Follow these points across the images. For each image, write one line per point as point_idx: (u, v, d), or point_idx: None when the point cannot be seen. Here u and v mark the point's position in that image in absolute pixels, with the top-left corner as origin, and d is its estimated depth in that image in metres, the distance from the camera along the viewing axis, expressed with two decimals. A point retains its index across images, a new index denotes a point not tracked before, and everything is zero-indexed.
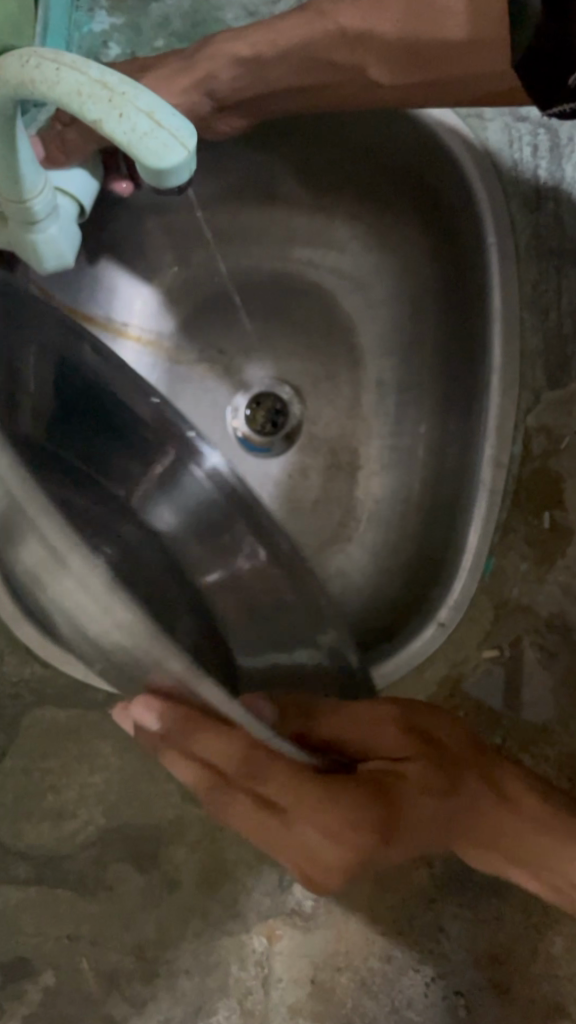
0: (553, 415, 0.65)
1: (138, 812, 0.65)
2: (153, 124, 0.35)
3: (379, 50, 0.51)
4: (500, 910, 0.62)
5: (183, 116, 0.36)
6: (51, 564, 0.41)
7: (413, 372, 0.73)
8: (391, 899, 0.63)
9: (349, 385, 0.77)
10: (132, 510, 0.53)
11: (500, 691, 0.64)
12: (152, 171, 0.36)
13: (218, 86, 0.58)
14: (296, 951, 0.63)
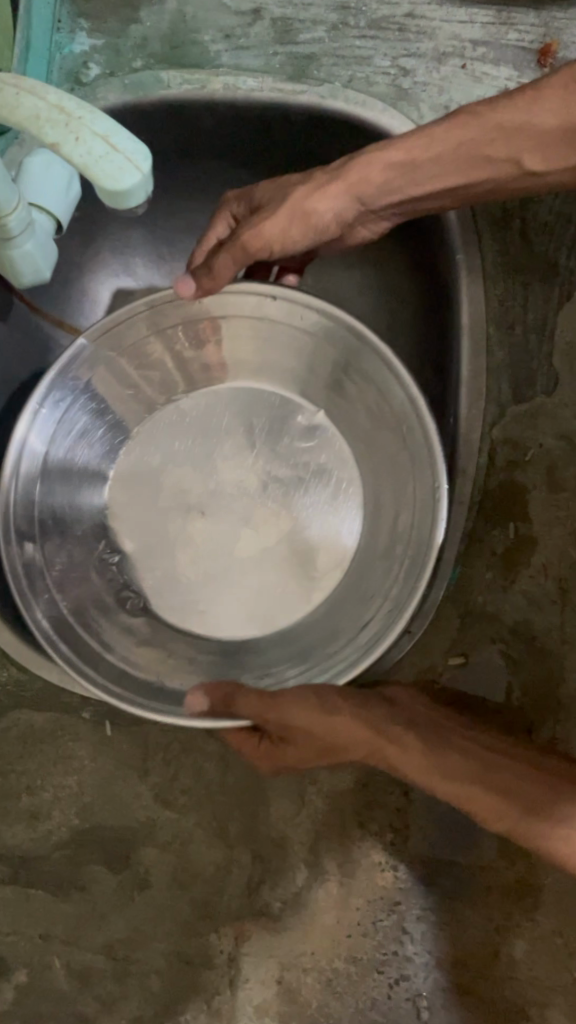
0: (519, 427, 0.67)
1: (111, 813, 0.65)
2: (109, 148, 0.37)
3: (535, 141, 0.45)
4: (465, 914, 0.64)
5: (139, 139, 0.38)
6: (150, 551, 0.60)
7: None
8: (358, 901, 0.64)
9: None
10: (209, 496, 0.60)
11: (465, 696, 0.66)
12: (110, 194, 0.38)
13: (366, 193, 0.50)
14: (263, 952, 0.64)
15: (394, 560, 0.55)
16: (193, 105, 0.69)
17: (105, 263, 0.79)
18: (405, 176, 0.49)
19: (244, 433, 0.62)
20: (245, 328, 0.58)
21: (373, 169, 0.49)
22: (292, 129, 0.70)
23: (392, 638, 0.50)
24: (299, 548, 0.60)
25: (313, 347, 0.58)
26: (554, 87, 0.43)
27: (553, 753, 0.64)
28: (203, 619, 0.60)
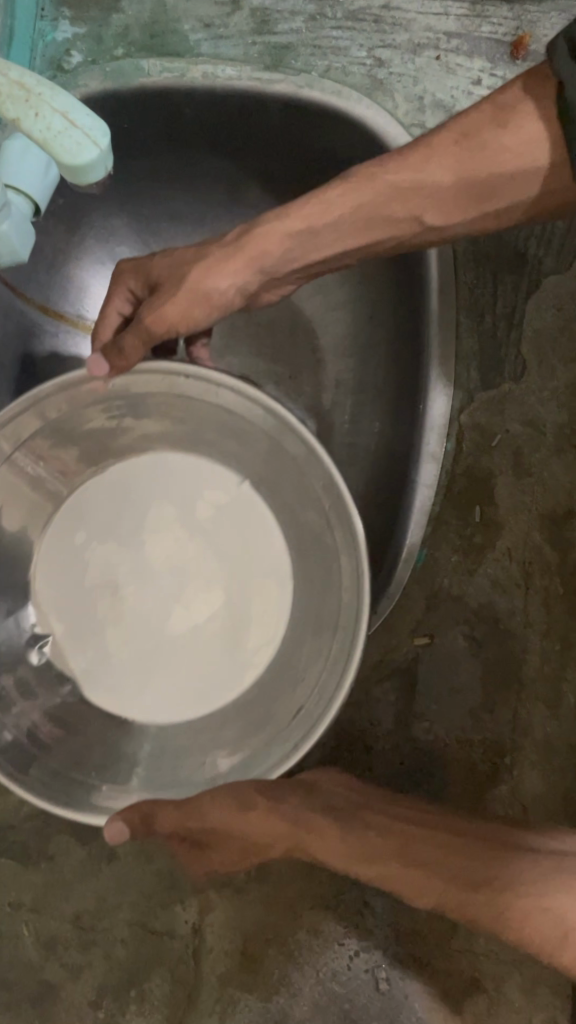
0: (486, 413, 0.68)
1: None
2: (67, 123, 0.38)
3: (432, 200, 0.47)
4: None
5: (96, 113, 0.39)
6: (82, 633, 0.59)
7: (369, 372, 0.71)
8: (321, 875, 0.65)
9: (311, 384, 0.74)
10: (143, 580, 0.61)
11: (428, 679, 0.66)
12: (69, 168, 0.39)
13: (268, 262, 0.50)
14: (227, 922, 0.65)
15: (320, 648, 0.53)
16: (172, 92, 0.70)
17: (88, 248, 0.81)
18: (306, 243, 0.50)
19: (174, 508, 0.61)
20: (161, 407, 0.56)
21: (273, 239, 0.49)
22: (270, 117, 0.72)
23: (309, 744, 0.48)
24: (231, 622, 0.60)
25: (239, 429, 0.55)
26: (442, 143, 0.46)
27: (514, 733, 0.65)
28: (136, 705, 0.59)
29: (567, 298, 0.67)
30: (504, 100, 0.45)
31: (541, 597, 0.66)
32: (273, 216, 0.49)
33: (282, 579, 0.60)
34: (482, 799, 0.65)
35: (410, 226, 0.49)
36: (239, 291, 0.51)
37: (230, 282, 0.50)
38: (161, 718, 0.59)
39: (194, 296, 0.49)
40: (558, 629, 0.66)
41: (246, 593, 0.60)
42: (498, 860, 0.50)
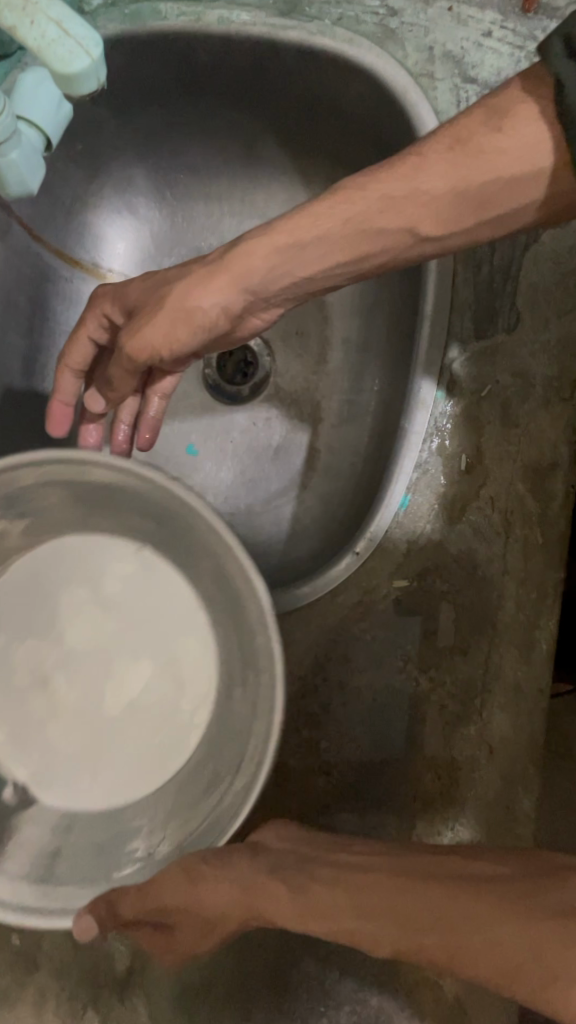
0: (477, 364, 0.69)
1: (62, 795, 0.72)
2: (61, 33, 0.41)
3: (427, 204, 0.51)
4: (389, 822, 0.66)
5: (89, 25, 0.42)
6: (33, 728, 0.73)
7: (375, 334, 0.92)
8: (289, 804, 0.67)
9: (315, 342, 0.97)
10: (83, 671, 0.75)
11: (405, 621, 0.68)
12: (62, 76, 0.42)
13: (251, 279, 0.57)
14: None
15: (244, 702, 0.64)
16: (188, 36, 0.73)
17: (110, 205, 0.90)
18: (289, 259, 0.56)
19: (93, 597, 0.76)
20: (69, 498, 0.69)
21: (257, 256, 0.56)
22: (282, 62, 0.74)
23: (242, 811, 0.55)
24: (166, 679, 0.74)
25: (135, 502, 0.67)
26: (437, 154, 0.50)
27: (486, 675, 0.67)
28: (93, 785, 0.72)
29: (565, 252, 0.68)
30: (500, 102, 0.49)
31: (520, 546, 0.67)
32: (260, 234, 0.56)
33: (194, 639, 0.75)
34: (450, 738, 0.66)
35: (404, 235, 0.54)
36: (222, 310, 0.59)
37: (213, 300, 0.58)
38: (117, 792, 0.72)
39: (176, 315, 0.59)
40: (535, 578, 0.67)
41: (174, 653, 0.75)
42: (447, 899, 0.47)
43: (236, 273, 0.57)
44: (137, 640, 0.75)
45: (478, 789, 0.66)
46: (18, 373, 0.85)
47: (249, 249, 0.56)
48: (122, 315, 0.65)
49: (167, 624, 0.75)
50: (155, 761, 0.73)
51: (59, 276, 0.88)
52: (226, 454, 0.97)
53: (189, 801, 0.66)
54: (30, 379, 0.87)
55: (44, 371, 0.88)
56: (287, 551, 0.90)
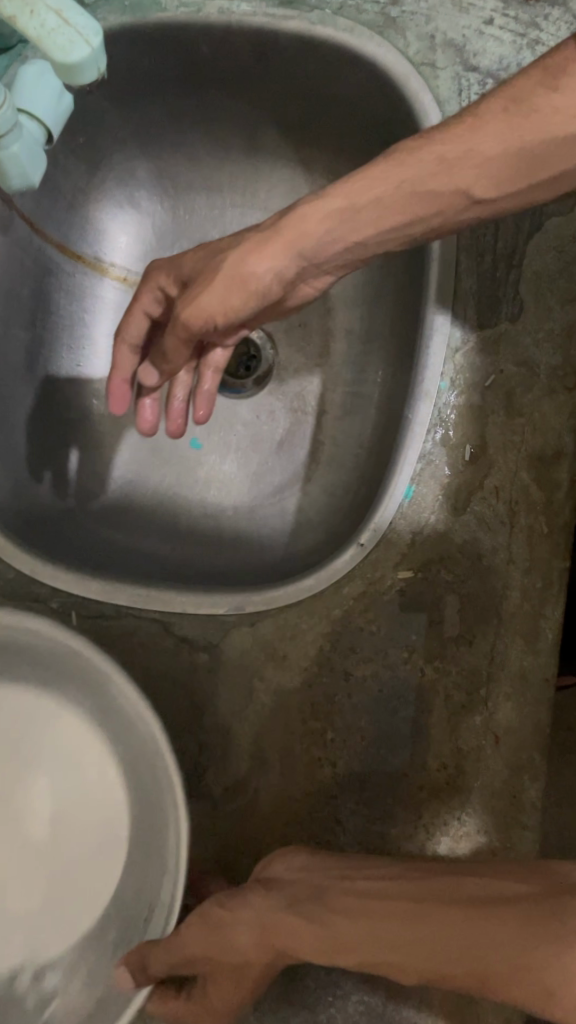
0: (481, 354, 0.68)
1: (55, 942, 0.68)
2: (61, 21, 0.41)
3: (482, 166, 0.54)
4: (395, 811, 0.66)
5: (89, 13, 0.42)
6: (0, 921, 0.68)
7: (379, 324, 0.92)
8: (296, 793, 0.67)
9: (318, 333, 0.97)
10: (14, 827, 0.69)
11: (410, 611, 0.68)
12: (62, 66, 0.42)
13: (306, 245, 0.59)
14: (205, 833, 0.68)
15: (152, 764, 0.64)
16: (188, 27, 0.73)
17: (111, 197, 0.90)
18: (343, 223, 0.58)
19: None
20: None
21: (312, 220, 0.58)
22: (283, 51, 0.74)
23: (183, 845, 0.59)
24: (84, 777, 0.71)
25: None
26: (491, 114, 0.52)
27: (491, 665, 0.67)
28: (76, 914, 0.69)
29: (568, 239, 0.68)
30: (557, 60, 0.50)
31: (525, 535, 0.67)
32: (313, 201, 0.58)
33: (70, 723, 0.71)
34: (456, 727, 0.66)
35: (459, 197, 0.56)
36: (275, 275, 0.60)
37: (267, 265, 0.59)
38: (99, 897, 0.69)
39: (231, 280, 0.60)
40: (540, 567, 0.67)
41: (63, 751, 0.71)
42: (469, 924, 0.47)
43: (293, 240, 0.59)
44: (29, 760, 0.71)
45: (485, 777, 0.66)
46: (20, 366, 0.86)
47: (305, 212, 0.58)
48: (176, 286, 0.67)
49: (43, 734, 0.71)
50: (110, 845, 0.70)
51: (62, 269, 0.89)
52: (230, 446, 0.96)
53: (127, 881, 0.69)
54: (32, 372, 0.87)
55: (46, 364, 0.89)
56: (292, 543, 0.90)
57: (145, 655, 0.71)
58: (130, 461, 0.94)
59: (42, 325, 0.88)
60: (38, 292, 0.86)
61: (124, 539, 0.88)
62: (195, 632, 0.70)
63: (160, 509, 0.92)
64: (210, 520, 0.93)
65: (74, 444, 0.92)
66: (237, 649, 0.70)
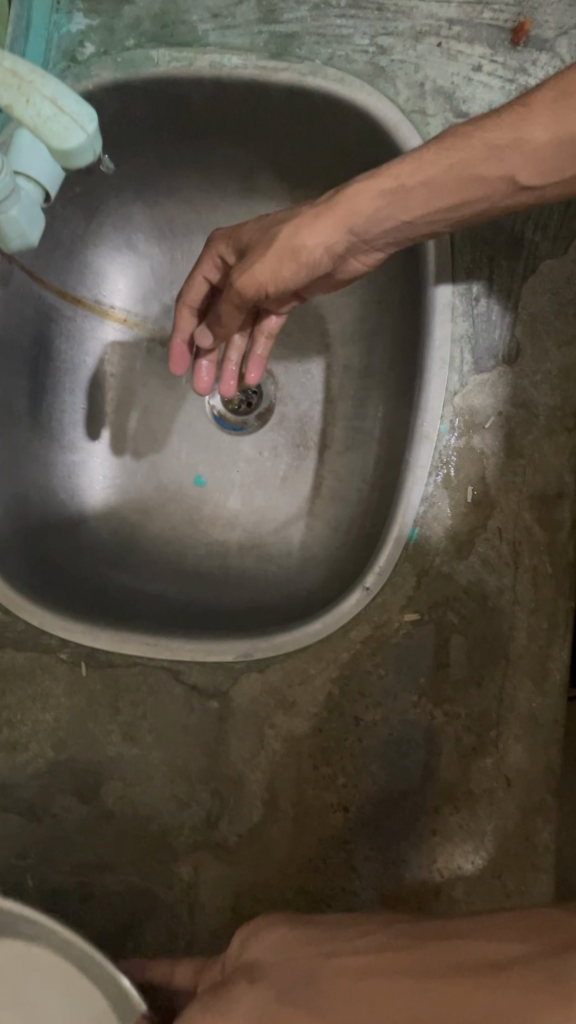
0: (480, 396, 0.69)
1: None
2: (56, 110, 0.42)
3: (531, 155, 0.54)
4: (409, 854, 0.66)
5: (83, 100, 0.43)
6: None
7: (377, 360, 0.93)
8: (310, 840, 0.67)
9: (318, 369, 0.98)
10: None
11: (417, 654, 0.68)
12: (59, 151, 0.43)
13: (356, 223, 0.62)
14: (220, 882, 0.68)
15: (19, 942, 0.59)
16: (180, 81, 0.74)
17: (109, 242, 0.91)
18: (394, 204, 0.61)
19: None
20: None
21: (364, 199, 0.61)
22: (274, 101, 0.75)
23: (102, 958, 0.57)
24: None
25: None
26: (544, 104, 0.53)
27: (500, 706, 0.67)
28: None
29: (562, 281, 0.69)
30: None
31: (530, 576, 0.67)
32: (366, 179, 0.61)
33: None
34: (467, 771, 0.66)
35: (504, 184, 0.58)
36: (325, 249, 0.63)
37: (318, 239, 0.63)
38: None
39: (282, 253, 0.63)
40: (546, 607, 0.67)
41: None
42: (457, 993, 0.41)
43: (344, 219, 0.62)
44: None
45: (498, 820, 0.66)
46: (26, 411, 0.87)
47: (357, 193, 0.61)
48: (234, 254, 0.70)
49: None
50: None
51: (62, 314, 0.90)
52: (233, 484, 0.97)
53: None
54: (37, 416, 0.88)
55: (51, 407, 0.90)
56: (301, 576, 0.91)
57: (155, 705, 0.71)
58: (134, 501, 0.95)
59: (46, 370, 0.89)
60: (38, 338, 0.87)
61: (131, 578, 0.89)
62: (205, 680, 0.71)
63: (165, 547, 0.93)
64: (216, 557, 0.93)
65: (80, 486, 0.92)
66: (246, 697, 0.70)
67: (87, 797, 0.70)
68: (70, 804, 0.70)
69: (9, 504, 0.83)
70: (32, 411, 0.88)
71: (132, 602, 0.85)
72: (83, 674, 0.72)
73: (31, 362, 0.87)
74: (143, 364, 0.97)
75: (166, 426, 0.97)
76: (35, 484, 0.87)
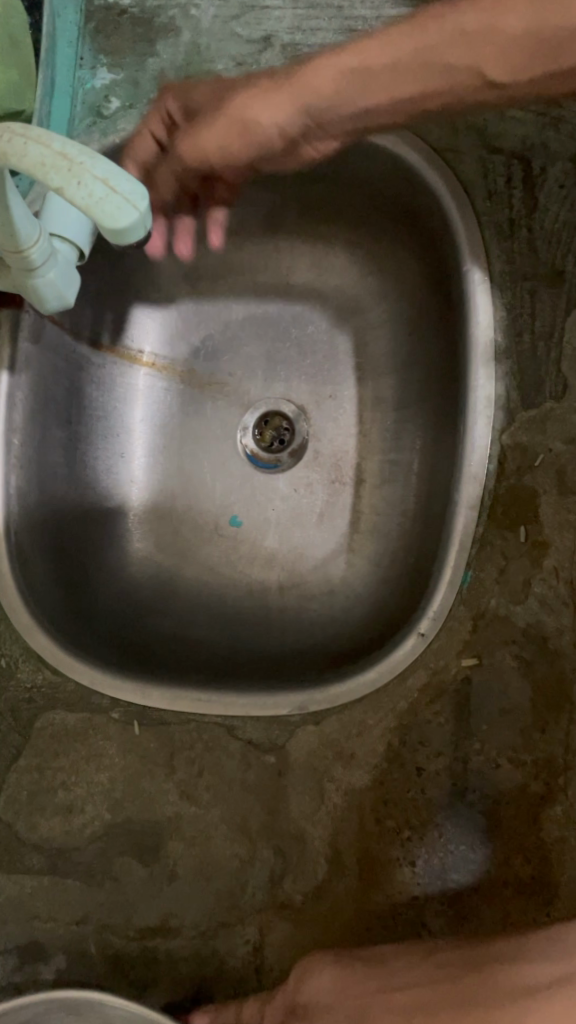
0: (528, 433, 0.68)
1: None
2: (108, 190, 0.42)
3: (502, 48, 0.52)
4: (481, 909, 0.65)
5: (134, 179, 0.43)
6: None
7: (409, 389, 0.88)
8: (378, 896, 0.66)
9: (350, 398, 0.93)
10: None
11: (477, 700, 0.67)
12: (112, 230, 0.43)
13: (315, 101, 0.58)
14: (287, 943, 0.67)
15: None
16: None
17: (137, 292, 0.91)
18: (356, 86, 0.58)
19: None
20: None
21: (324, 77, 0.58)
22: None
23: None
24: None
25: None
26: None
27: (567, 750, 0.65)
28: None
29: None
30: None
31: None
32: (330, 57, 0.58)
33: None
34: (535, 821, 0.65)
35: (472, 76, 0.55)
36: (277, 129, 0.60)
37: (270, 116, 0.59)
38: None
39: (235, 123, 0.60)
40: None
41: None
42: None
43: (304, 98, 0.58)
44: None
45: (571, 871, 0.64)
46: (65, 466, 0.85)
47: (316, 70, 0.58)
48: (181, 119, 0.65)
49: None
50: None
51: (92, 363, 0.89)
52: (269, 522, 0.92)
53: None
54: (74, 470, 0.86)
55: (88, 458, 0.88)
56: (339, 626, 0.86)
57: (212, 761, 0.70)
58: (171, 546, 0.91)
59: (80, 423, 0.87)
60: (70, 390, 0.85)
61: (173, 625, 0.86)
62: (260, 735, 0.70)
63: (204, 594, 0.89)
64: (255, 602, 0.89)
65: (117, 534, 0.89)
66: (303, 750, 0.69)
67: (147, 861, 0.69)
68: (128, 869, 0.69)
69: (50, 553, 0.80)
70: (69, 465, 0.85)
71: (176, 656, 0.83)
72: (136, 734, 0.71)
73: (67, 416, 0.85)
74: (177, 405, 0.94)
75: (199, 466, 0.94)
76: (76, 540, 0.84)
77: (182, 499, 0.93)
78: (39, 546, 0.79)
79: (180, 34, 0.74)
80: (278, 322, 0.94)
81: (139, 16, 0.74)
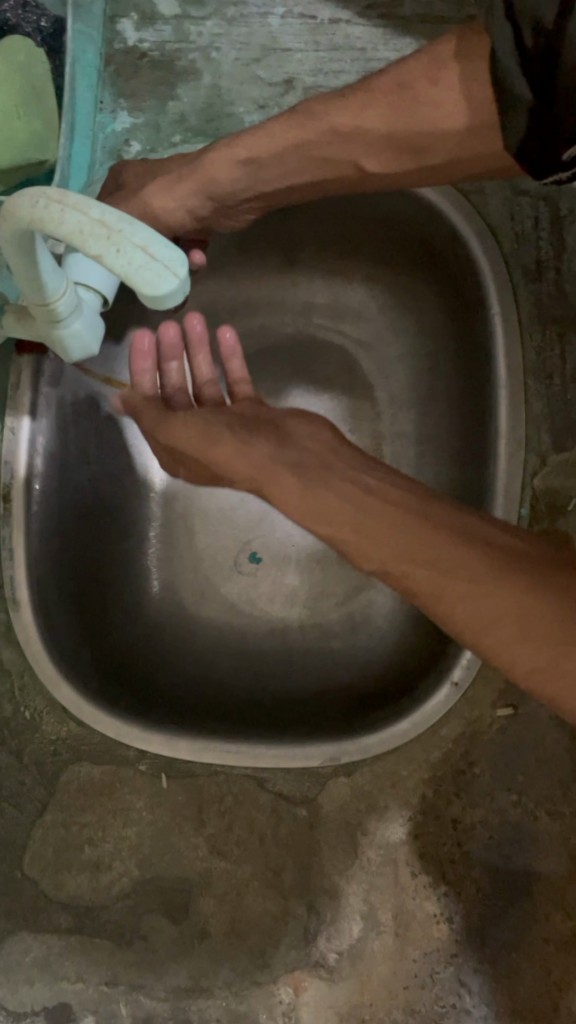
0: (558, 477, 0.71)
1: (168, 865, 0.69)
2: (147, 257, 0.41)
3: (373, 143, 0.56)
4: (522, 965, 0.65)
5: (173, 245, 0.42)
6: None
7: (432, 422, 0.87)
8: (413, 953, 0.66)
9: (370, 432, 0.90)
10: None
11: (511, 754, 0.68)
12: (149, 297, 0.42)
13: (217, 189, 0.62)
14: (321, 1003, 0.65)
15: None
16: None
17: (150, 324, 0.88)
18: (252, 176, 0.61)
19: None
20: None
21: (222, 169, 0.60)
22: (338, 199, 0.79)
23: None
24: None
25: None
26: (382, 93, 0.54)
27: None
28: None
29: None
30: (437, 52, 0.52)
31: None
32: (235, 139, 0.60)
33: None
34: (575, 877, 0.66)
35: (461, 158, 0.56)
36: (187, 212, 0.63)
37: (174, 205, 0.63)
38: None
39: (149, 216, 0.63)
40: None
41: None
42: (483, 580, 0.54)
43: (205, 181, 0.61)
44: None
45: None
46: (85, 505, 0.82)
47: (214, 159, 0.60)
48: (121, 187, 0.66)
49: None
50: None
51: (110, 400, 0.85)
52: (290, 558, 0.91)
53: None
54: (96, 507, 0.83)
55: (110, 494, 0.85)
56: (362, 667, 0.84)
57: (240, 813, 0.69)
58: (190, 584, 0.88)
59: (100, 461, 0.84)
60: (92, 430, 0.83)
61: (194, 664, 0.84)
62: (291, 788, 0.70)
63: (224, 632, 0.87)
64: (277, 639, 0.87)
65: (137, 571, 0.86)
66: (336, 803, 0.69)
67: (177, 919, 0.67)
68: (158, 931, 0.67)
69: (71, 597, 0.78)
70: (90, 507, 0.82)
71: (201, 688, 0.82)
72: (164, 787, 0.70)
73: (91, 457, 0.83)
74: None
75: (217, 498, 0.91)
76: (95, 583, 0.82)
77: (201, 535, 0.90)
78: (60, 592, 0.77)
79: (201, 77, 0.74)
80: (299, 351, 0.91)
81: (160, 59, 0.73)
